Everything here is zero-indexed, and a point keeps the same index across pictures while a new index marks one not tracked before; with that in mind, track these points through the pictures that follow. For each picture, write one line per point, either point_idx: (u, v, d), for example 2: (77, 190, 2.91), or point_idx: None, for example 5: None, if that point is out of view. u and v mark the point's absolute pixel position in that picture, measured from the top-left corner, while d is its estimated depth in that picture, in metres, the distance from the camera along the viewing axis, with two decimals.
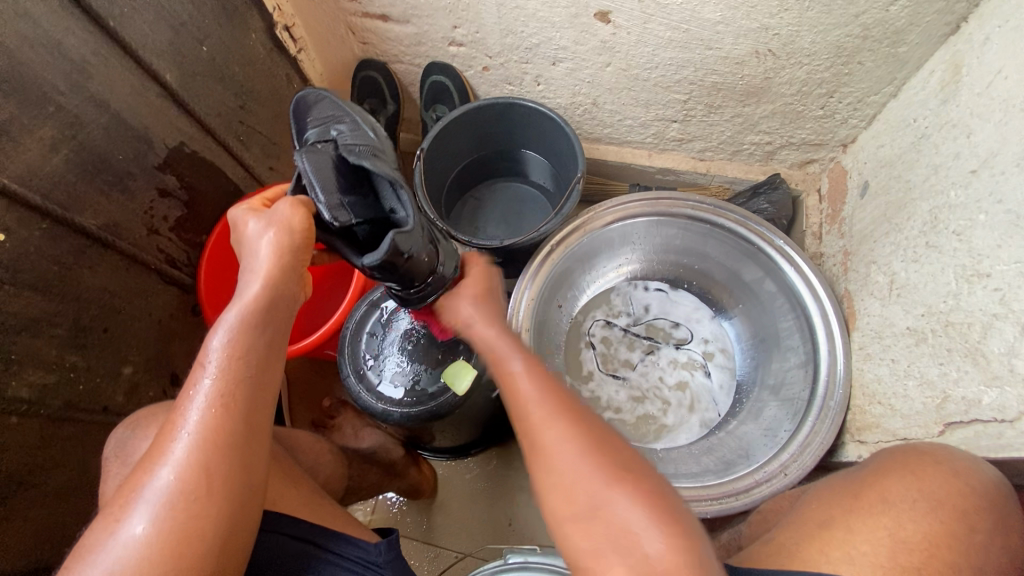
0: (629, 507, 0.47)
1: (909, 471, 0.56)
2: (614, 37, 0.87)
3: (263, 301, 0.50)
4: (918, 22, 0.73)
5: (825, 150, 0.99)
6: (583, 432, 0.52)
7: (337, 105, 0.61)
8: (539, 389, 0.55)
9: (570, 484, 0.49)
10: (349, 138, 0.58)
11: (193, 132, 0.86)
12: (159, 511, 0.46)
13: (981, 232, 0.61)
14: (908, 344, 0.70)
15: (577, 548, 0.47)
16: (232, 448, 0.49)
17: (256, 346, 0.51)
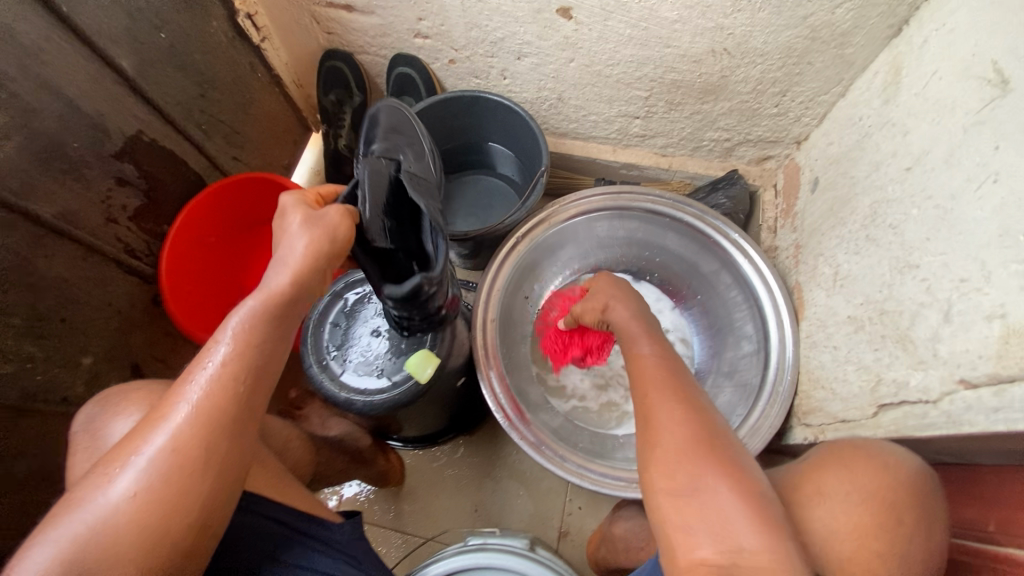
0: (729, 494, 0.49)
1: (843, 466, 0.59)
2: (577, 33, 0.88)
3: (286, 297, 0.51)
4: (862, 25, 0.76)
5: (780, 147, 1.03)
6: (699, 420, 0.54)
7: (408, 126, 0.65)
8: (661, 374, 0.59)
9: (676, 462, 0.52)
10: (413, 164, 0.63)
11: (153, 120, 0.84)
12: (145, 484, 0.47)
13: (912, 225, 0.65)
14: (848, 332, 0.74)
15: (665, 517, 0.51)
16: (224, 435, 0.49)
17: (268, 337, 0.51)
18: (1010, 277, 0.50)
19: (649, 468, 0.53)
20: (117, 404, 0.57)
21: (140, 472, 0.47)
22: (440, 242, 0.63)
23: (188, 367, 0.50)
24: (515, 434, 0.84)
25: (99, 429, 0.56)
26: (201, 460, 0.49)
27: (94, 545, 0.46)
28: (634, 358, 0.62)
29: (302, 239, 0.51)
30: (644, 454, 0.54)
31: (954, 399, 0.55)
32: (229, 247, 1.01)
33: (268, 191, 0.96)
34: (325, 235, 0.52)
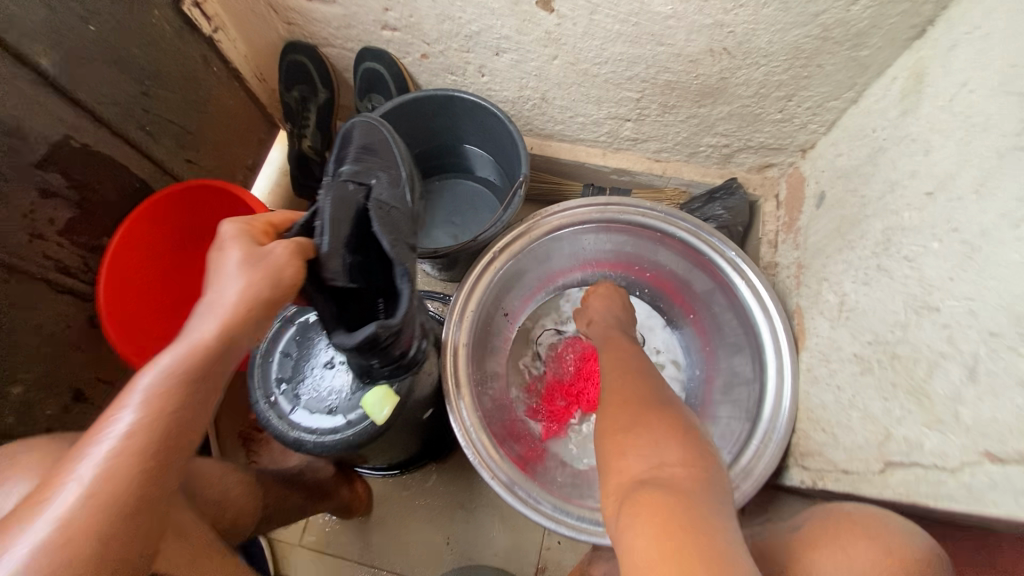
0: (666, 439, 0.54)
1: (835, 547, 0.52)
2: (559, 27, 0.79)
3: (215, 349, 0.45)
4: (880, 25, 0.67)
5: (783, 155, 0.94)
6: (653, 401, 0.61)
7: (385, 148, 0.64)
8: (628, 377, 0.68)
9: (624, 422, 0.58)
10: (384, 191, 0.60)
11: (82, 123, 0.75)
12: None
13: (932, 260, 0.57)
14: (853, 372, 0.66)
15: (610, 468, 0.56)
16: (129, 520, 0.41)
17: (191, 401, 0.45)
18: None
19: (605, 434, 0.59)
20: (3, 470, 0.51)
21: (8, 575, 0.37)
22: (406, 285, 0.57)
23: (85, 435, 0.42)
24: (485, 474, 0.77)
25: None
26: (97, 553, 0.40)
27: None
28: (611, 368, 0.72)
29: (237, 284, 0.46)
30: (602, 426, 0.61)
31: (976, 472, 0.47)
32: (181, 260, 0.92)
33: (227, 204, 0.88)
34: (267, 279, 0.47)
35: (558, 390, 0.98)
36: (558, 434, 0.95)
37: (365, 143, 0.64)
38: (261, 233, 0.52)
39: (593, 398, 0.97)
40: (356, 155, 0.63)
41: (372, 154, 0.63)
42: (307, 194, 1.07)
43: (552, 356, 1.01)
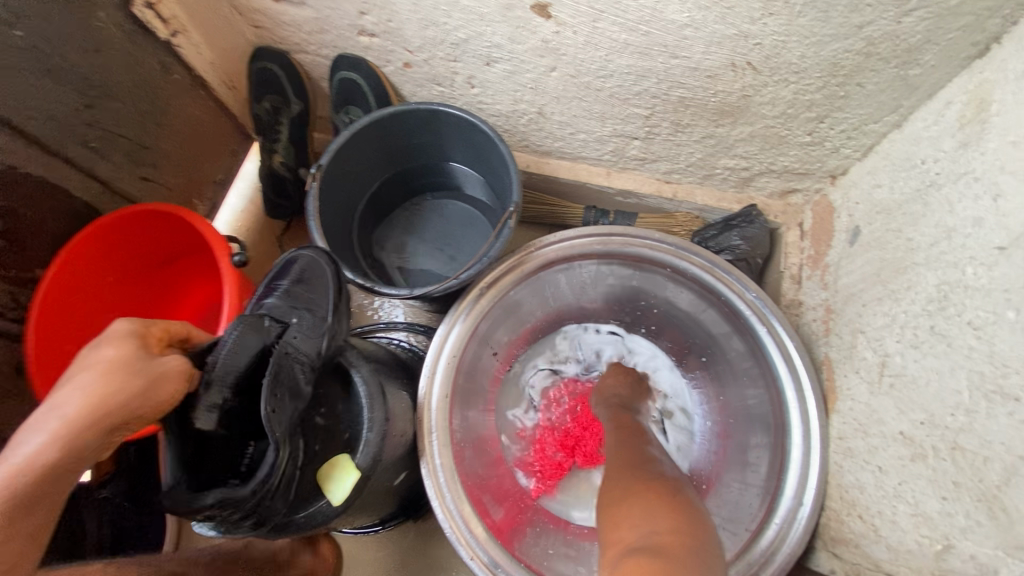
0: (650, 504, 0.50)
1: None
2: (558, 35, 0.69)
3: (30, 472, 0.40)
4: (937, 39, 0.56)
5: (810, 181, 0.83)
6: (639, 464, 0.57)
7: (321, 284, 0.62)
8: (625, 439, 0.65)
9: (626, 485, 0.54)
10: (301, 332, 0.58)
11: (7, 142, 0.66)
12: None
13: (1008, 333, 0.46)
14: (900, 455, 0.56)
15: (608, 533, 0.51)
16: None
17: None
18: None
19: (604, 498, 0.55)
20: None
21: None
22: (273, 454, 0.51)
23: None
24: (464, 551, 0.67)
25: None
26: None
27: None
28: (617, 430, 0.68)
29: (85, 386, 0.42)
30: (602, 489, 0.57)
31: None
32: (128, 291, 0.82)
33: (181, 229, 0.79)
34: (104, 397, 0.42)
35: (551, 441, 0.87)
36: (549, 492, 0.85)
37: (301, 281, 0.62)
38: (154, 339, 0.48)
39: (590, 450, 0.86)
40: (289, 288, 0.62)
41: (306, 288, 0.61)
42: (283, 215, 0.98)
43: (544, 403, 0.90)
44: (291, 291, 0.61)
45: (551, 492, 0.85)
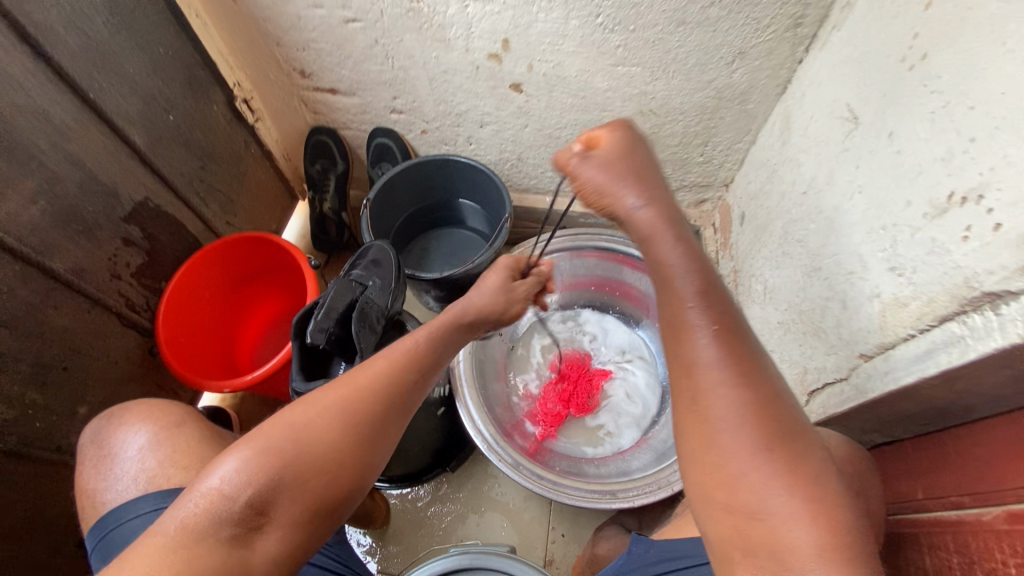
0: (772, 488, 0.44)
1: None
2: (528, 103, 1.05)
3: (447, 331, 0.66)
4: (755, 86, 0.94)
5: (712, 191, 1.19)
6: (757, 419, 0.45)
7: (389, 261, 0.87)
8: (730, 376, 0.46)
9: (728, 445, 0.46)
10: (376, 292, 0.84)
11: (157, 189, 0.95)
12: (338, 422, 0.53)
13: (812, 236, 0.78)
14: (779, 335, 0.84)
15: (695, 481, 0.48)
16: (393, 428, 0.57)
17: (425, 360, 0.62)
18: (880, 265, 0.61)
19: (693, 439, 0.48)
20: (121, 417, 0.61)
21: (333, 406, 0.54)
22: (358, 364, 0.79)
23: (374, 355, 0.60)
24: (495, 458, 0.91)
25: (108, 446, 0.59)
26: (370, 422, 0.55)
27: (297, 442, 0.51)
28: (688, 338, 0.47)
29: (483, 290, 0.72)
30: (683, 424, 0.49)
31: (859, 372, 0.64)
32: (221, 302, 1.07)
33: (255, 246, 1.04)
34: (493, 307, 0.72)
35: (552, 397, 1.11)
36: (552, 436, 1.08)
37: (376, 261, 0.88)
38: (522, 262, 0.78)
39: (582, 400, 1.10)
40: (368, 264, 0.88)
41: (380, 264, 0.87)
42: (324, 248, 1.29)
43: (543, 370, 1.15)
44: (370, 265, 0.87)
45: (553, 436, 1.08)
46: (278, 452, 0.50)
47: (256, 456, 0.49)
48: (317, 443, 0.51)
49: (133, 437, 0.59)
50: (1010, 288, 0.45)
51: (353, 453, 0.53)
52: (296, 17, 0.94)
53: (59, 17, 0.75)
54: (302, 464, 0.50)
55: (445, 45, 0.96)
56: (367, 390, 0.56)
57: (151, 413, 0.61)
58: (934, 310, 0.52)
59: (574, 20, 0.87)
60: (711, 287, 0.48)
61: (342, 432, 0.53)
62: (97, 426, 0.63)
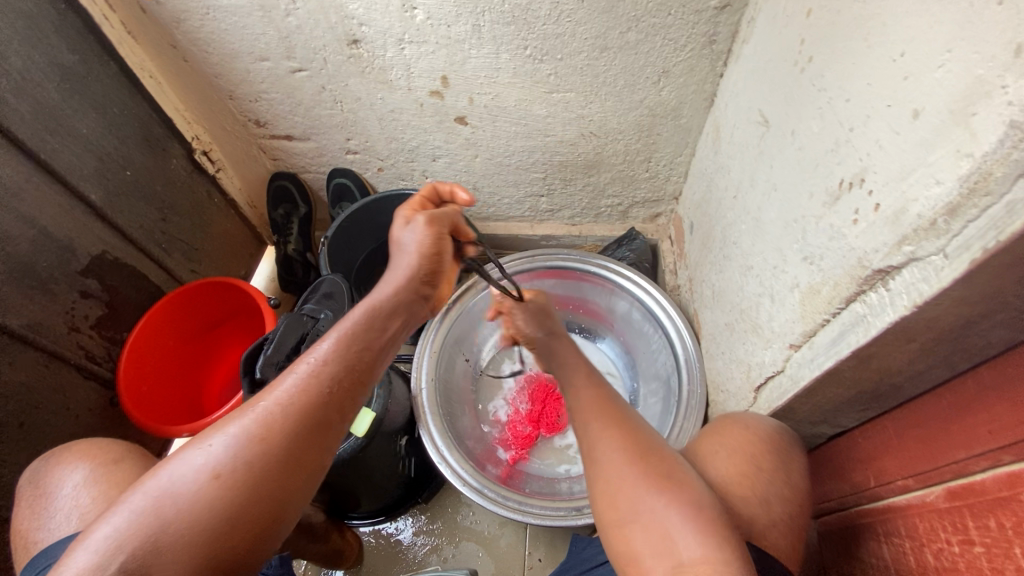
0: (647, 500, 0.51)
1: (715, 434, 0.66)
2: (475, 134, 1.10)
3: (362, 331, 0.57)
4: (684, 102, 0.99)
5: (664, 205, 1.22)
6: (633, 451, 0.55)
7: (341, 294, 0.90)
8: (598, 414, 0.60)
9: (611, 475, 0.54)
10: (329, 325, 0.86)
11: (115, 242, 0.98)
12: (224, 470, 0.47)
13: (743, 237, 0.80)
14: (727, 335, 0.86)
15: (603, 517, 0.54)
16: (301, 463, 0.50)
17: (334, 377, 0.53)
18: (796, 256, 0.63)
19: (592, 481, 0.56)
20: (60, 457, 0.62)
21: (228, 443, 0.48)
22: None
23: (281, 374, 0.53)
24: (460, 484, 0.91)
25: (45, 485, 0.60)
26: (264, 463, 0.48)
27: (179, 496, 0.46)
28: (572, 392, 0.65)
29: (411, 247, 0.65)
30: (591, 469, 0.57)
31: (790, 362, 0.65)
32: (186, 349, 1.08)
33: (218, 291, 1.06)
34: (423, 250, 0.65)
35: (521, 420, 1.11)
36: (524, 459, 1.07)
37: (328, 294, 0.90)
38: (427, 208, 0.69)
39: (552, 419, 1.10)
40: (320, 298, 0.90)
41: (332, 297, 0.90)
42: (295, 290, 1.32)
43: (512, 392, 1.15)
44: (323, 299, 0.90)
45: (526, 459, 1.07)
46: (157, 509, 0.45)
47: (132, 517, 0.45)
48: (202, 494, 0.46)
49: (70, 476, 0.60)
50: (893, 263, 0.46)
51: (249, 498, 0.47)
52: (245, 70, 0.99)
53: (8, 86, 0.80)
54: (185, 521, 0.45)
55: (388, 86, 1.01)
56: (259, 427, 0.49)
57: (90, 452, 0.62)
58: (839, 292, 0.54)
59: (504, 53, 0.93)
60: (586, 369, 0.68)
61: (230, 477, 0.47)
62: (37, 466, 0.63)
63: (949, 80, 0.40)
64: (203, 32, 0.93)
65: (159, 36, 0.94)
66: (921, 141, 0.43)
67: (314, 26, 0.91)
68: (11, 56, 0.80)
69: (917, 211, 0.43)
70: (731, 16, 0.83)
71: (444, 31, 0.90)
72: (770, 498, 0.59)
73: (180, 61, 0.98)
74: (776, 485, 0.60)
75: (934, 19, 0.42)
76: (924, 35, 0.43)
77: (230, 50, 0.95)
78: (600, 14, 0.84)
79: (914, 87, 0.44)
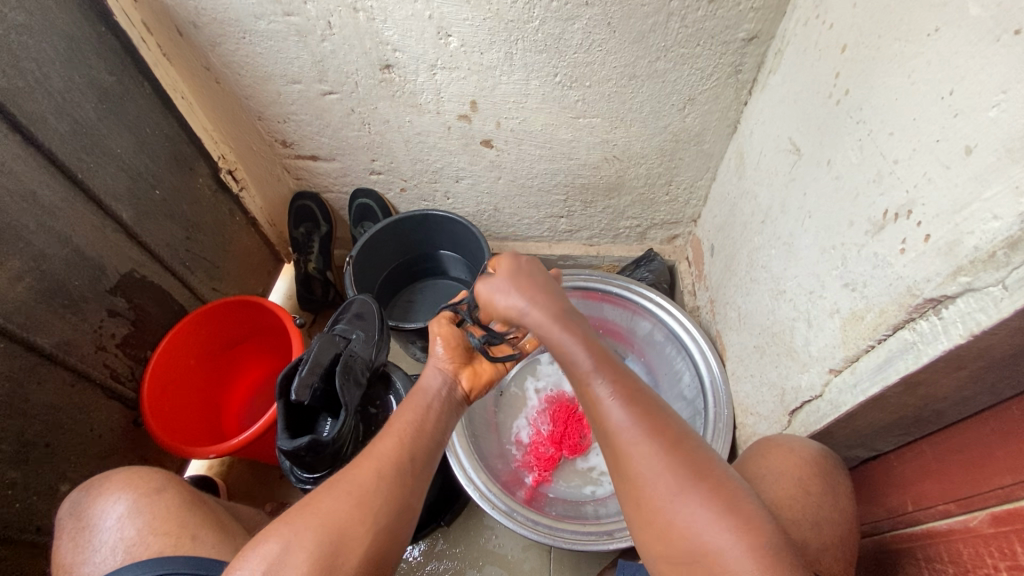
0: (706, 530, 0.49)
1: (760, 455, 0.67)
2: (499, 157, 1.11)
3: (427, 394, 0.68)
4: (708, 128, 1.01)
5: (682, 227, 1.24)
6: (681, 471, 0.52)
7: (372, 314, 0.90)
8: (637, 427, 0.55)
9: (654, 504, 0.52)
10: (361, 344, 0.86)
11: (143, 260, 0.98)
12: (352, 498, 0.53)
13: (773, 262, 0.82)
14: (757, 357, 0.87)
15: (646, 539, 0.53)
16: (402, 500, 0.55)
17: (426, 424, 0.63)
18: (835, 283, 0.65)
19: (633, 507, 0.54)
20: (100, 487, 0.64)
21: (349, 479, 0.55)
22: (342, 416, 0.79)
23: (382, 431, 0.62)
24: (485, 505, 0.93)
25: (87, 517, 0.61)
26: (370, 499, 0.54)
27: (311, 524, 0.51)
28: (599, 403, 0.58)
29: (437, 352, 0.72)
30: (631, 496, 0.54)
31: (830, 387, 0.66)
32: (207, 368, 1.07)
33: (239, 308, 1.05)
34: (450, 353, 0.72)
35: (543, 441, 1.10)
36: (547, 481, 1.06)
37: (359, 314, 0.90)
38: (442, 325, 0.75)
39: (574, 441, 1.09)
40: (351, 318, 0.90)
41: (363, 317, 0.90)
42: (312, 307, 1.32)
43: (535, 413, 1.14)
44: (354, 319, 0.90)
45: (549, 480, 1.07)
46: (288, 537, 0.50)
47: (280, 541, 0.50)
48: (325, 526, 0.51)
49: (116, 505, 0.61)
50: (947, 293, 0.48)
51: (356, 527, 0.52)
52: (276, 93, 1.01)
53: (49, 106, 0.80)
54: (309, 550, 0.49)
55: (417, 110, 1.03)
56: (366, 468, 0.56)
57: (130, 481, 0.64)
58: (886, 319, 0.55)
59: (534, 80, 0.95)
60: (609, 366, 0.59)
61: (358, 504, 0.53)
62: (77, 496, 0.65)
63: (1005, 119, 0.42)
64: (238, 56, 0.94)
65: (195, 58, 0.95)
66: (975, 176, 0.45)
67: (349, 51, 0.92)
68: (53, 77, 0.80)
69: (973, 244, 0.45)
70: (758, 47, 0.86)
71: (476, 58, 0.92)
72: (820, 522, 0.60)
73: (212, 82, 0.99)
74: (826, 507, 0.61)
75: (988, 61, 0.44)
76: (976, 75, 0.45)
77: (263, 73, 0.97)
78: (631, 44, 0.87)
79: (966, 124, 0.46)
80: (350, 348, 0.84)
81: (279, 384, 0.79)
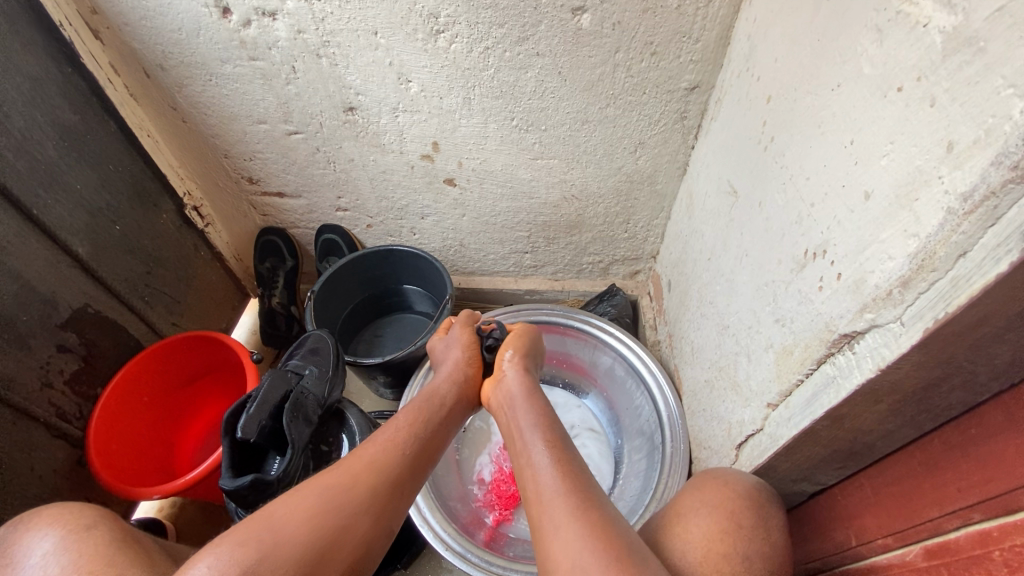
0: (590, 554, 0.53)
1: (696, 491, 0.67)
2: (463, 195, 1.14)
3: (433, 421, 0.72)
4: (660, 169, 1.05)
5: (642, 263, 1.28)
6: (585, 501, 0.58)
7: (326, 349, 0.90)
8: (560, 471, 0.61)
9: (560, 535, 0.55)
10: (314, 380, 0.86)
11: (99, 295, 0.98)
12: (329, 496, 0.57)
13: (718, 298, 0.84)
14: (708, 390, 0.88)
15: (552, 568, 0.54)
16: (378, 516, 0.59)
17: (413, 445, 0.66)
18: (768, 318, 0.67)
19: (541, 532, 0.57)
20: (31, 522, 0.62)
21: (336, 479, 0.59)
22: (289, 456, 0.78)
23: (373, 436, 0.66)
24: (439, 546, 0.91)
25: (12, 553, 0.59)
26: (341, 499, 0.58)
27: (290, 519, 0.55)
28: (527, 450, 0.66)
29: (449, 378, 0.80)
30: (546, 541, 0.56)
31: (769, 422, 0.67)
32: (159, 406, 1.05)
33: (199, 345, 1.04)
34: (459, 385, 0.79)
35: (505, 478, 1.09)
36: (507, 520, 1.05)
37: (313, 349, 0.90)
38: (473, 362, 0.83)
39: None
40: (305, 353, 0.89)
41: (319, 352, 0.90)
42: (275, 342, 1.31)
43: (498, 450, 1.13)
44: (309, 353, 0.90)
45: (509, 520, 1.06)
46: (265, 531, 0.53)
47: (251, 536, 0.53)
48: (268, 536, 0.53)
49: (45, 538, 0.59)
50: (856, 329, 0.50)
51: (323, 527, 0.55)
52: (242, 132, 1.03)
53: (7, 144, 0.82)
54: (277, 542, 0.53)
55: (380, 150, 1.06)
56: (354, 473, 0.60)
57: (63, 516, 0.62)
58: (810, 354, 0.58)
59: (492, 124, 0.99)
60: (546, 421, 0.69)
61: (335, 501, 0.57)
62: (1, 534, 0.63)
63: (892, 168, 0.46)
64: (204, 96, 0.97)
65: (162, 99, 0.98)
66: (873, 220, 0.48)
67: (313, 94, 0.96)
68: (14, 116, 0.82)
69: (874, 282, 0.48)
70: (701, 96, 0.92)
71: (436, 102, 0.96)
72: (751, 556, 0.60)
73: (179, 122, 1.02)
74: (758, 543, 0.61)
75: (879, 115, 0.48)
76: (869, 127, 0.49)
77: (229, 113, 1.00)
78: (582, 92, 0.92)
79: (864, 172, 0.50)
80: (302, 384, 0.84)
81: (226, 422, 0.78)
